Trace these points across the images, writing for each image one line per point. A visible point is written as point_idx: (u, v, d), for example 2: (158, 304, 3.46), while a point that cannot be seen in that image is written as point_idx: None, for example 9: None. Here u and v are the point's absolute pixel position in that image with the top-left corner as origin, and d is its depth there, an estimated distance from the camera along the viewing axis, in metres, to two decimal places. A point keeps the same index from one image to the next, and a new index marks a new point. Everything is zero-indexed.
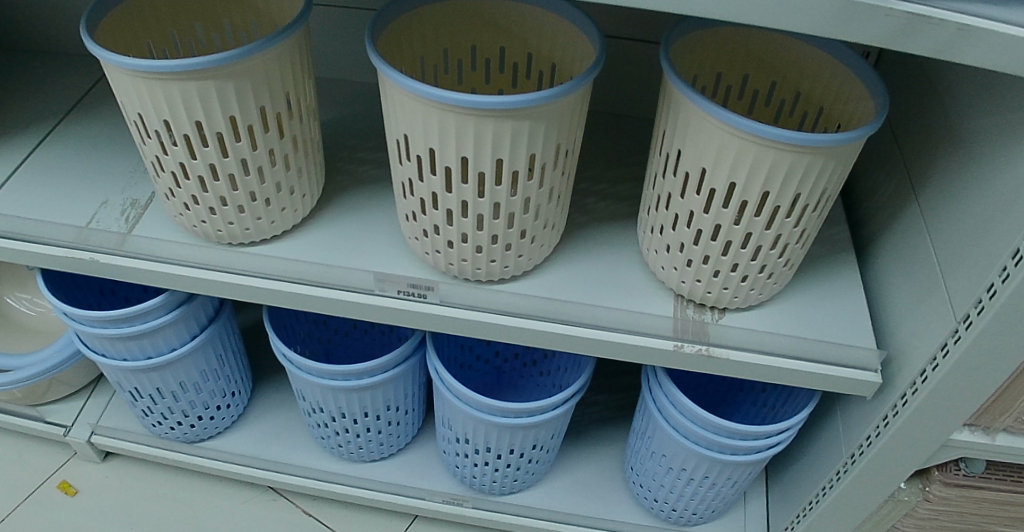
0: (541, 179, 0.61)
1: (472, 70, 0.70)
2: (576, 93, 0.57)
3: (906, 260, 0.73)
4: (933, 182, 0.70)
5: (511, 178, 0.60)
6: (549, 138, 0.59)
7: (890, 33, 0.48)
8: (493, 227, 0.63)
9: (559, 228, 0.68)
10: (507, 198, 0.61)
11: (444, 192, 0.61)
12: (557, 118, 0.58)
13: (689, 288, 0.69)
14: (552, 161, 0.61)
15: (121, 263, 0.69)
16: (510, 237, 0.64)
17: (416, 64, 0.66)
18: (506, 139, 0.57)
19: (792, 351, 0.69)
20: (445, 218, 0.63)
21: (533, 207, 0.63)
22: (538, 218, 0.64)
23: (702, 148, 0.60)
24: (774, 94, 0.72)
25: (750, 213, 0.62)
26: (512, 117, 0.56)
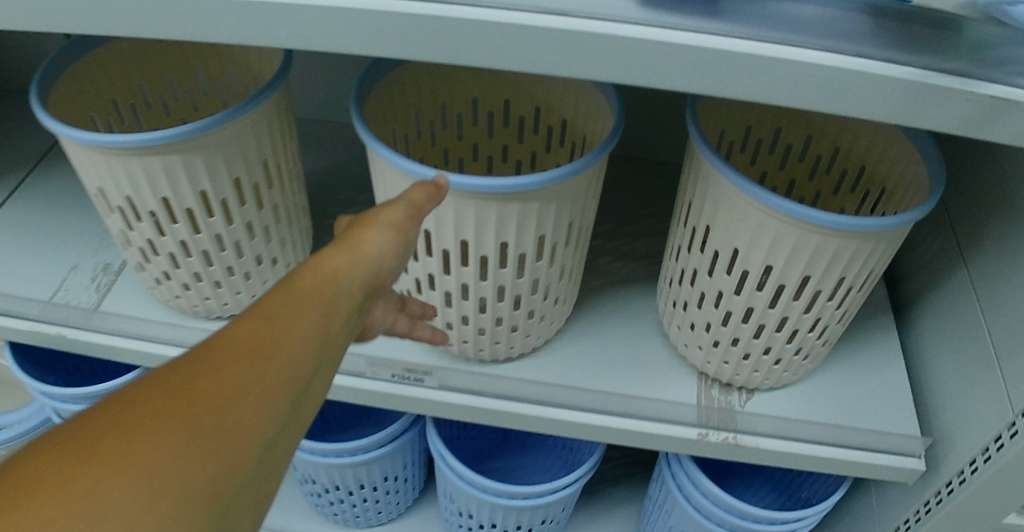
0: (551, 259, 0.54)
1: (472, 124, 0.63)
2: (592, 169, 0.50)
3: (954, 330, 0.66)
4: (986, 249, 0.62)
5: (517, 261, 0.53)
6: (560, 218, 0.51)
7: (965, 118, 0.41)
8: (497, 309, 0.56)
9: (571, 303, 0.61)
10: (514, 281, 0.54)
11: (441, 275, 0.54)
12: (570, 196, 0.51)
13: (715, 368, 0.62)
14: (564, 240, 0.54)
15: (89, 340, 0.63)
16: (515, 319, 0.57)
17: (410, 122, 0.59)
18: (513, 224, 0.50)
19: (828, 438, 0.62)
20: (442, 300, 0.56)
21: (543, 288, 0.56)
22: (547, 297, 0.58)
23: (735, 227, 0.53)
24: (811, 149, 0.65)
25: (787, 297, 0.55)
26: (520, 201, 0.48)
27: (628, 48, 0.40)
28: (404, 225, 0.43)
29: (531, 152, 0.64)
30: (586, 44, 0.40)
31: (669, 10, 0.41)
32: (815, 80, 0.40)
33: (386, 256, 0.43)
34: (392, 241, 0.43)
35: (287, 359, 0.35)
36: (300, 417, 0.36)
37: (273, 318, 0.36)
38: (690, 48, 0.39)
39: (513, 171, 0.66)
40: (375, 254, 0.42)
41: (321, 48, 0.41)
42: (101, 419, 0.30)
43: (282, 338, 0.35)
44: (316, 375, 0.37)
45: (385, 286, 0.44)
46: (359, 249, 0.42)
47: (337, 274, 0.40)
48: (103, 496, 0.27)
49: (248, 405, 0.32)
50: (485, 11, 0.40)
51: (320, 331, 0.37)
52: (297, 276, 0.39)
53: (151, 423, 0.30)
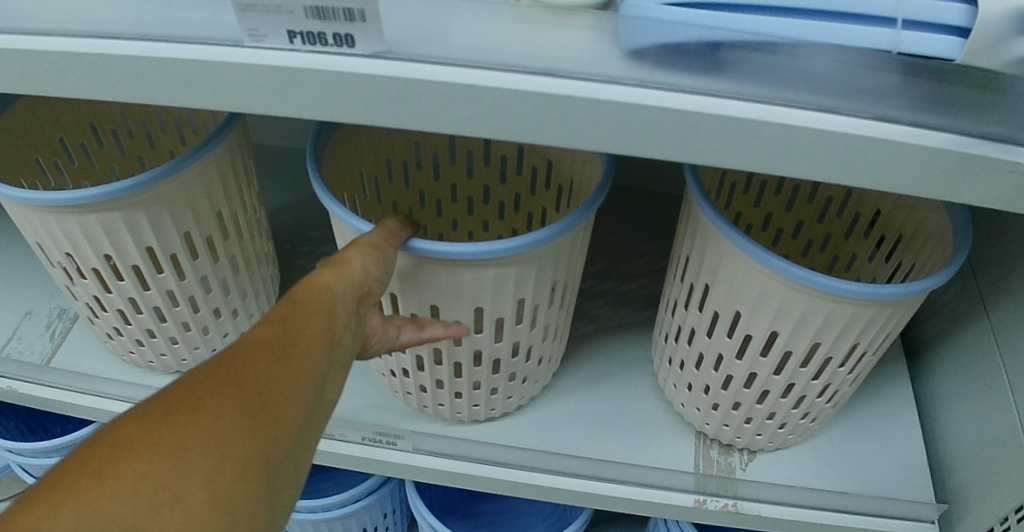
0: (533, 320, 0.49)
1: (450, 164, 0.59)
2: (576, 230, 0.45)
3: (971, 384, 0.61)
4: (1010, 299, 0.57)
5: (495, 326, 0.48)
6: (541, 281, 0.46)
7: (1005, 190, 0.35)
8: (474, 374, 0.51)
9: (556, 359, 0.57)
10: (492, 345, 0.49)
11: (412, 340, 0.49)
12: (552, 259, 0.45)
13: (715, 431, 0.57)
14: (547, 301, 0.48)
15: (39, 396, 0.59)
16: (495, 382, 0.53)
17: (382, 165, 0.56)
18: (488, 290, 0.45)
19: (836, 506, 0.57)
20: (415, 364, 0.51)
21: (525, 350, 0.51)
22: (530, 358, 0.53)
23: (738, 289, 0.47)
24: (819, 190, 0.61)
25: (794, 364, 0.50)
26: (492, 268, 0.43)
27: (614, 112, 0.34)
28: (382, 243, 0.41)
29: (513, 193, 0.60)
30: (564, 107, 0.34)
31: (661, 66, 0.35)
32: (829, 150, 0.34)
33: (375, 265, 0.41)
34: (373, 255, 0.41)
35: (315, 351, 0.35)
36: (326, 405, 0.35)
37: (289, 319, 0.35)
38: (687, 113, 0.34)
39: (494, 213, 0.62)
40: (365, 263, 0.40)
41: (260, 110, 0.36)
42: (157, 402, 0.29)
43: (300, 333, 0.35)
44: (334, 367, 0.36)
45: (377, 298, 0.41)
46: (348, 257, 0.40)
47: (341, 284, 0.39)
48: (180, 463, 0.27)
49: (284, 387, 0.32)
50: (447, 69, 0.35)
51: (332, 330, 0.37)
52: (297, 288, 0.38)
53: (207, 400, 0.29)
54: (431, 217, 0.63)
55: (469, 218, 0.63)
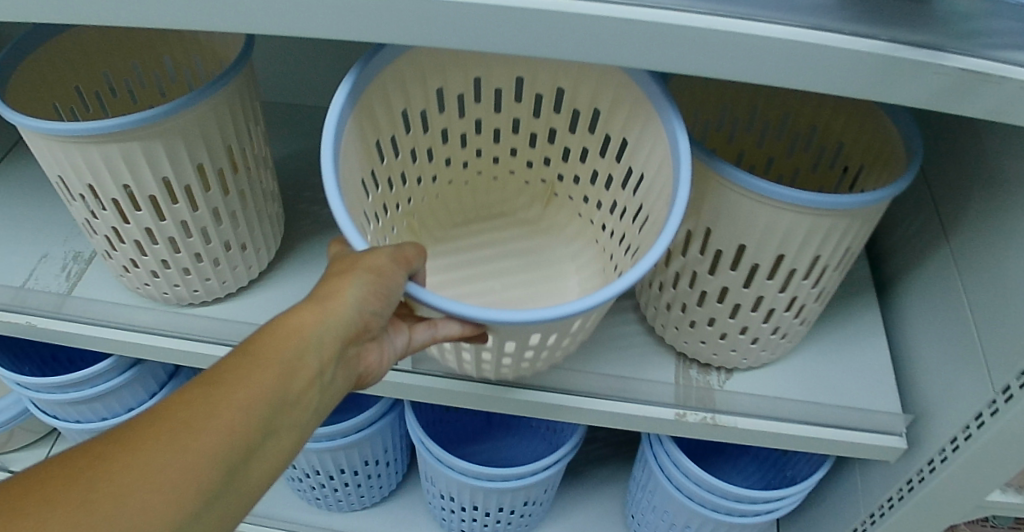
0: (542, 344, 0.50)
1: (518, 104, 0.62)
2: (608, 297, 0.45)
3: (932, 308, 0.65)
4: (966, 226, 0.61)
5: (506, 346, 0.49)
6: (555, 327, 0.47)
7: (940, 94, 0.40)
8: (483, 362, 0.54)
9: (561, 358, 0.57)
10: (500, 356, 0.51)
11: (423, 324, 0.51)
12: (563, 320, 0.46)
13: (693, 349, 0.61)
14: (572, 328, 0.49)
15: (60, 329, 0.63)
16: (507, 372, 0.55)
17: (433, 97, 0.58)
18: (497, 330, 0.46)
19: (807, 417, 0.62)
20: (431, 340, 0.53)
21: (539, 358, 0.53)
22: (543, 363, 0.54)
23: (709, 205, 0.52)
24: (788, 127, 0.65)
25: (762, 278, 0.54)
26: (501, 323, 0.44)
27: (590, 24, 0.39)
28: (387, 271, 0.43)
29: (577, 145, 0.63)
30: (546, 21, 0.39)
31: None
32: (782, 57, 0.39)
33: (364, 302, 0.42)
34: (374, 283, 0.42)
35: (218, 433, 0.35)
36: (243, 481, 0.37)
37: (243, 375, 0.38)
38: (653, 24, 0.38)
39: (557, 152, 0.65)
40: (353, 302, 0.42)
41: (271, 32, 0.40)
42: (33, 479, 0.31)
43: (227, 405, 0.36)
44: (279, 428, 0.39)
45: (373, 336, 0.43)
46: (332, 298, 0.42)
47: (294, 338, 0.40)
48: None
49: (172, 479, 0.33)
50: None
51: (290, 384, 0.39)
52: (274, 331, 0.41)
53: (61, 492, 0.31)
54: (489, 144, 0.66)
55: (531, 150, 0.67)
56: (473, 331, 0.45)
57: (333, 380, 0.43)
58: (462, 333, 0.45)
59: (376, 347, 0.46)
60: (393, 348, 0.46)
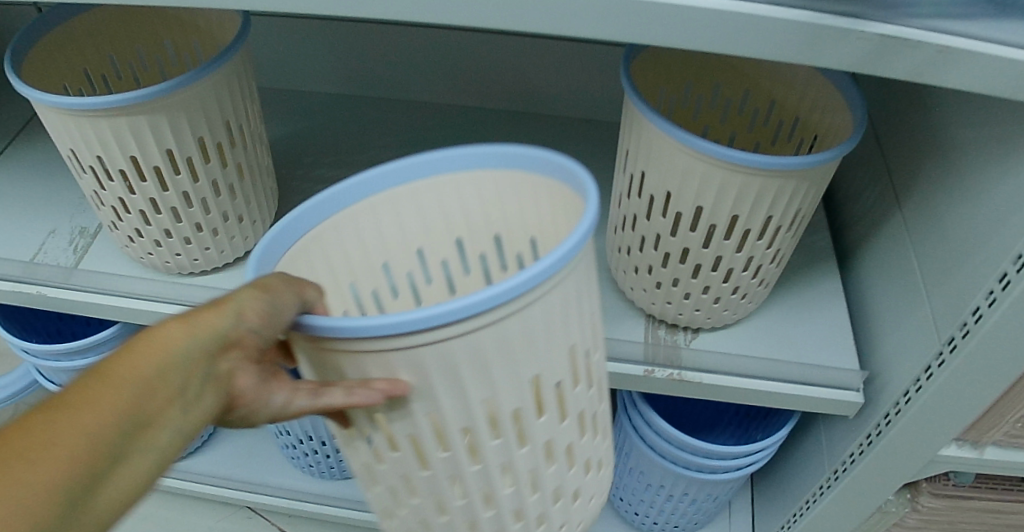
0: (526, 425, 0.40)
1: (466, 274, 0.49)
2: (536, 317, 0.35)
3: (884, 274, 0.70)
4: (914, 194, 0.65)
5: (465, 443, 0.39)
6: (516, 370, 0.37)
7: (864, 58, 0.45)
8: (470, 506, 0.43)
9: (588, 463, 0.46)
10: (482, 449, 0.40)
11: (392, 473, 0.42)
12: (518, 341, 0.36)
13: (660, 310, 0.66)
14: (534, 413, 0.39)
15: (67, 298, 0.67)
16: (509, 518, 0.45)
17: (374, 272, 0.46)
18: (422, 388, 0.36)
19: (768, 373, 0.66)
20: (405, 490, 0.43)
21: (523, 476, 0.42)
22: (538, 490, 0.44)
23: (667, 171, 0.56)
24: (748, 102, 0.69)
25: (719, 237, 0.59)
26: (406, 351, 0.34)
27: None
28: (273, 296, 0.35)
29: None
30: None
31: None
32: (721, 24, 0.44)
33: (245, 318, 0.35)
34: (251, 313, 0.35)
35: (59, 461, 0.29)
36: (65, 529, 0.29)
37: (85, 398, 0.31)
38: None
39: None
40: (230, 318, 0.35)
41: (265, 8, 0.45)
42: None
43: (72, 429, 0.30)
44: (135, 452, 0.32)
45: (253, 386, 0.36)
46: (207, 311, 0.35)
47: (159, 355, 0.33)
48: None
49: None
50: None
51: (144, 410, 0.32)
52: (130, 347, 0.33)
53: None
54: None
55: None
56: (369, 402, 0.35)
57: (196, 409, 0.35)
58: (351, 405, 0.35)
59: (247, 394, 0.37)
60: (271, 403, 0.38)
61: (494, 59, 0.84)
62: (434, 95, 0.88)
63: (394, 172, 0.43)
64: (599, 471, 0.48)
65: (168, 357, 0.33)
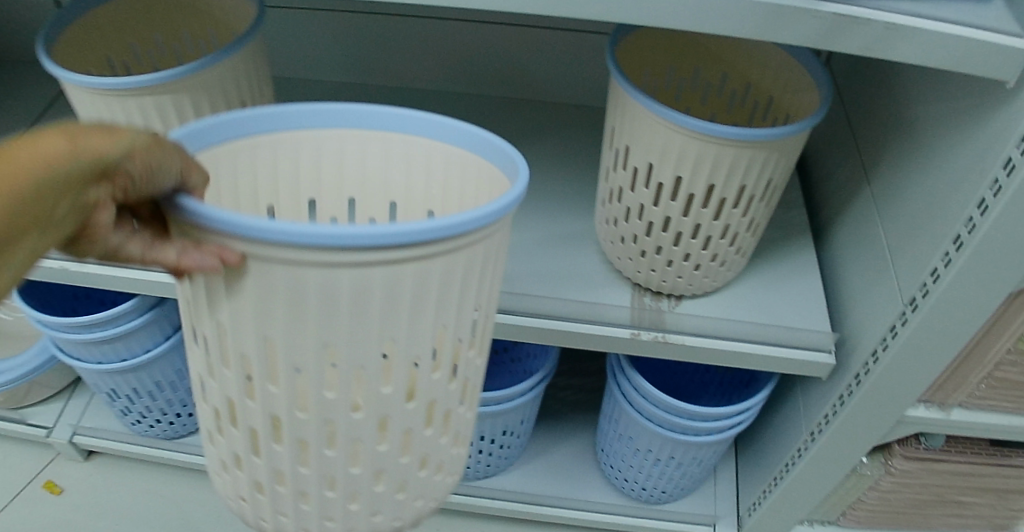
0: (366, 387, 0.37)
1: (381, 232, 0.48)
2: (404, 274, 0.34)
3: (852, 246, 0.75)
4: (880, 169, 0.70)
5: (294, 389, 0.37)
6: (360, 325, 0.35)
7: (821, 33, 0.50)
8: (280, 456, 0.41)
9: (422, 463, 0.44)
10: (310, 404, 0.38)
11: (218, 392, 0.41)
12: (363, 296, 0.34)
13: (645, 278, 0.71)
14: (377, 381, 0.37)
15: (89, 271, 0.71)
16: (320, 486, 0.42)
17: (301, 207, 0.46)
18: (260, 305, 0.35)
19: (746, 335, 0.71)
20: (227, 417, 0.42)
21: (347, 447, 0.40)
22: (360, 469, 0.41)
23: (649, 144, 0.61)
24: (726, 85, 0.75)
25: (698, 205, 0.64)
26: (256, 257, 0.33)
27: None
28: (163, 160, 0.32)
29: None
30: None
31: None
32: (695, 4, 0.49)
33: (134, 162, 0.31)
34: (138, 161, 0.31)
35: None
36: None
37: None
38: None
39: None
40: (117, 155, 0.31)
41: None
42: None
43: None
44: None
45: (107, 227, 0.33)
46: (95, 136, 0.31)
47: (30, 170, 0.29)
48: None
49: None
50: None
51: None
52: (8, 149, 0.29)
53: None
54: None
55: None
56: (197, 269, 0.33)
57: (53, 235, 0.31)
58: (180, 266, 0.33)
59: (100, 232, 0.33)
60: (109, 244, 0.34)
61: (493, 52, 0.91)
62: (436, 84, 0.95)
63: (353, 116, 0.43)
64: (433, 477, 0.46)
65: (45, 174, 0.29)
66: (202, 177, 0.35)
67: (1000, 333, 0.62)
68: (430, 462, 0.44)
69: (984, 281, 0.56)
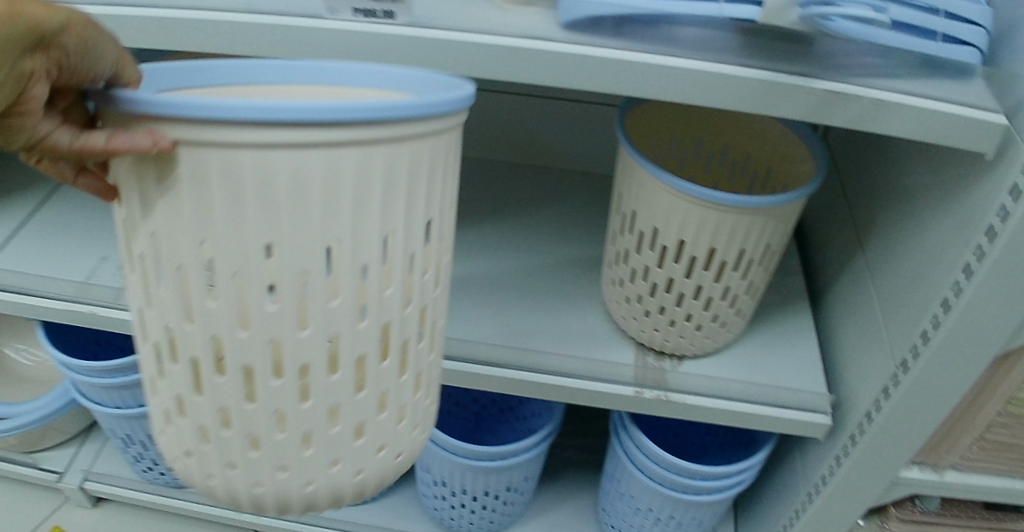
0: (311, 297, 0.37)
1: None
2: (345, 162, 0.34)
3: (847, 310, 0.78)
4: (873, 236, 0.74)
5: (236, 298, 0.37)
6: (302, 218, 0.35)
7: (815, 108, 0.54)
8: (226, 389, 0.40)
9: (378, 404, 0.43)
10: (252, 316, 0.37)
11: (158, 322, 0.40)
12: (305, 184, 0.34)
13: (648, 337, 0.74)
14: (324, 292, 0.37)
15: (115, 316, 0.73)
16: (271, 426, 0.41)
17: None
18: (195, 204, 0.35)
19: (746, 396, 0.73)
20: (168, 353, 0.41)
21: (295, 372, 0.39)
22: (310, 401, 0.40)
23: (654, 209, 0.65)
24: (727, 156, 0.79)
25: (699, 267, 0.67)
26: (189, 144, 0.33)
27: (558, 60, 0.54)
28: (99, 38, 0.34)
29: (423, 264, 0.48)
30: (525, 55, 0.54)
31: (586, 35, 0.55)
32: (699, 80, 0.54)
33: (71, 34, 0.32)
34: (77, 33, 0.33)
35: None
36: None
37: None
38: (602, 58, 0.53)
39: None
40: (57, 23, 0.32)
41: (324, 62, 0.55)
42: None
43: None
44: None
45: (39, 104, 0.33)
46: (33, 3, 0.31)
47: None
48: None
49: None
50: (450, 31, 0.54)
51: None
52: None
53: None
54: None
55: None
56: (130, 151, 0.32)
57: None
58: (111, 149, 0.33)
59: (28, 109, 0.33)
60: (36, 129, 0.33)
61: (508, 121, 0.96)
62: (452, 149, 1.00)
63: (292, 72, 0.40)
64: (395, 430, 0.45)
65: None
66: (138, 73, 0.36)
67: (992, 394, 0.64)
68: (385, 406, 0.43)
69: (973, 340, 0.58)
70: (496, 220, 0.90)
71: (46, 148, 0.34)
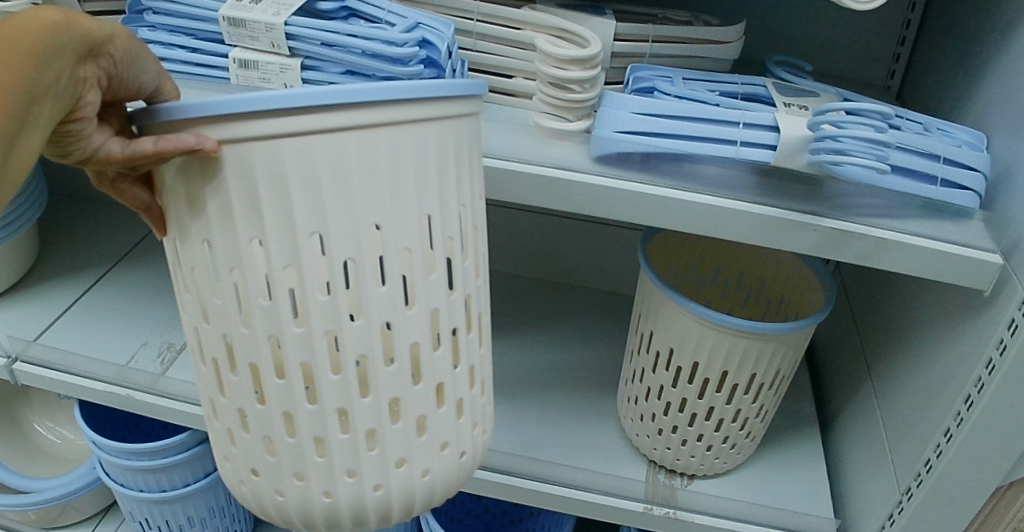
0: (356, 284, 0.39)
1: None
2: (380, 145, 0.37)
3: (855, 434, 0.79)
4: (881, 364, 0.76)
5: (289, 294, 0.39)
6: (352, 203, 0.37)
7: (822, 244, 0.58)
8: (287, 392, 0.42)
9: (432, 383, 0.44)
10: (305, 308, 0.39)
11: (215, 335, 0.42)
12: (356, 168, 0.37)
13: (660, 455, 0.75)
14: (372, 277, 0.39)
15: (150, 400, 0.78)
16: (334, 426, 0.43)
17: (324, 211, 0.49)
18: (246, 205, 0.37)
19: (756, 519, 0.73)
20: (227, 364, 0.43)
21: (352, 367, 0.41)
22: (369, 395, 0.43)
23: (670, 330, 0.69)
24: (742, 283, 0.83)
25: (712, 388, 0.69)
26: (232, 144, 0.36)
27: (586, 192, 0.59)
28: (137, 49, 0.37)
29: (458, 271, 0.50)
30: (555, 183, 0.59)
31: (612, 166, 0.61)
32: (715, 215, 0.59)
33: (117, 42, 0.35)
34: (122, 44, 0.35)
35: None
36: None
37: None
38: (626, 190, 0.59)
39: None
40: (105, 30, 0.34)
41: None
42: None
43: None
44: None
45: (94, 111, 0.35)
46: (86, 16, 0.34)
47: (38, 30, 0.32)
48: None
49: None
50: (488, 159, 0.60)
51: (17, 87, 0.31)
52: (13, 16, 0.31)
53: None
54: None
55: None
56: (175, 150, 0.35)
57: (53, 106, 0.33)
58: (158, 152, 0.35)
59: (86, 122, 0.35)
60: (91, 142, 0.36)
61: (535, 237, 1.02)
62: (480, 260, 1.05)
63: None
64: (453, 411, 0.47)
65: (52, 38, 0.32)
66: (171, 91, 0.40)
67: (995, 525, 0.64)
68: (443, 383, 0.45)
69: (974, 470, 0.60)
70: (517, 332, 0.94)
71: (99, 159, 0.36)
